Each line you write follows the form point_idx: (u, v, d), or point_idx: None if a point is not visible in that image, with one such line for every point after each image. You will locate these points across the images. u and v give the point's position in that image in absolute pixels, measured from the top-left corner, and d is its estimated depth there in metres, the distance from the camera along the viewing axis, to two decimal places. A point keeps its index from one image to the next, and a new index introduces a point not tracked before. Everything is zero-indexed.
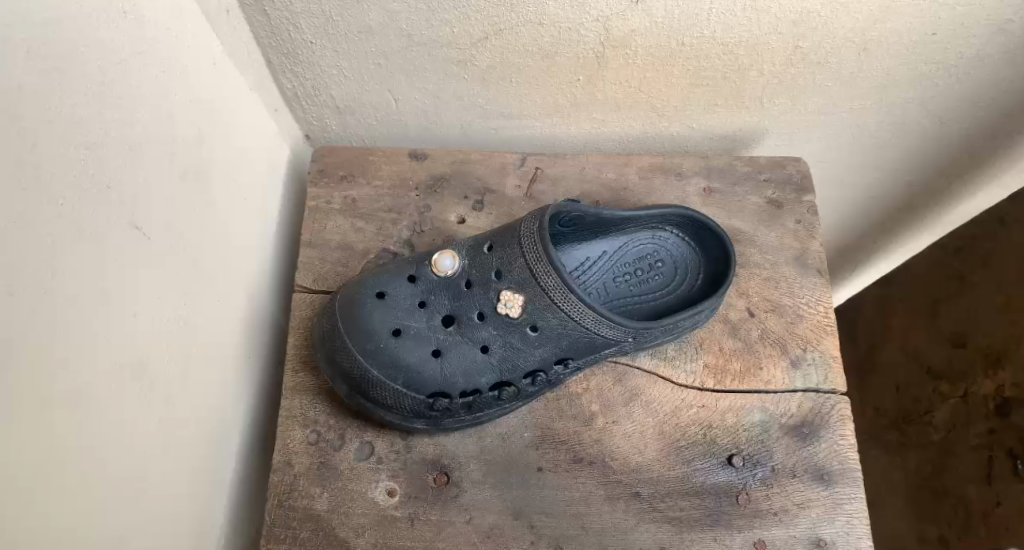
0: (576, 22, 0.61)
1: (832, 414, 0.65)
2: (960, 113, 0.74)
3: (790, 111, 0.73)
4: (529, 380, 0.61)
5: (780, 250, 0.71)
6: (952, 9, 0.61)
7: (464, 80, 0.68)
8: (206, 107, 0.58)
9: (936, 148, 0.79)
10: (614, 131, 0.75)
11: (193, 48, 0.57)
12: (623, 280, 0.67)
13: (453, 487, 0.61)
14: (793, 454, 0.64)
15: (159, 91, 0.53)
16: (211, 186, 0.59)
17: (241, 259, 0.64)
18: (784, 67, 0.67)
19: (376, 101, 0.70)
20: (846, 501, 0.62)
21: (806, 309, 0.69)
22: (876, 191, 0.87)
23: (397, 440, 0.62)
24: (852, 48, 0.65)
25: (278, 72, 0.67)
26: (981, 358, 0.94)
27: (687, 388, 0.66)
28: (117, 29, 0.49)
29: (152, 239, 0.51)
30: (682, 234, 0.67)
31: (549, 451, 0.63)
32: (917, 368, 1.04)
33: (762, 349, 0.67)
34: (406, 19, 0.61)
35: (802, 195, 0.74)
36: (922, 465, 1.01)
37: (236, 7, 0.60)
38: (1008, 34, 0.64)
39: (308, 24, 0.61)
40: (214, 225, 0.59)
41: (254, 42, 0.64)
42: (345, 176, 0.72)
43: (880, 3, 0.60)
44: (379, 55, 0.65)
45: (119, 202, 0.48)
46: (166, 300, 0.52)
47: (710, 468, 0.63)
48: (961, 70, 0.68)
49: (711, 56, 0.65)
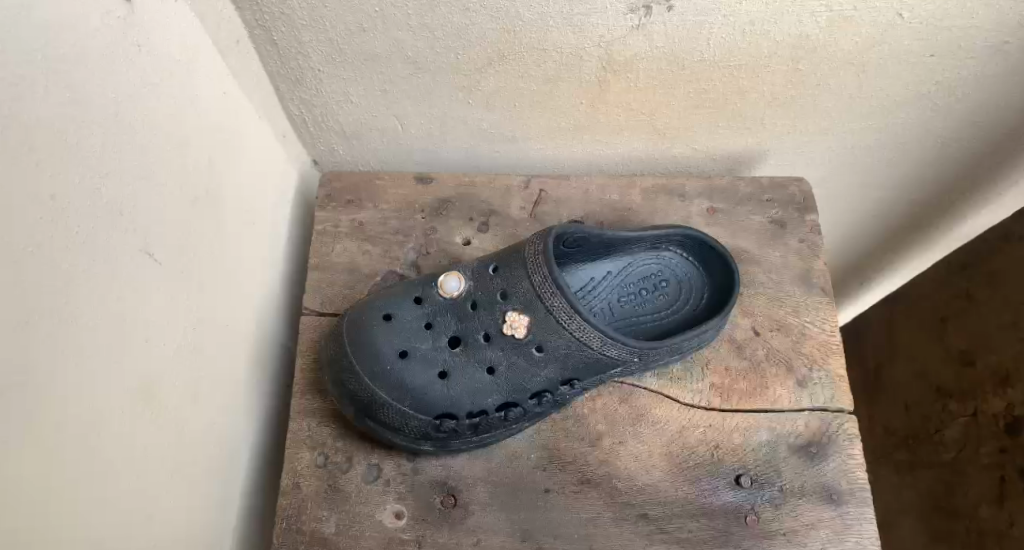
0: (577, 48, 0.62)
1: (839, 433, 0.65)
2: (961, 133, 0.74)
3: (792, 131, 0.73)
4: (535, 401, 0.61)
5: (784, 269, 0.72)
6: (949, 31, 0.62)
7: (469, 105, 0.69)
8: (215, 133, 0.59)
9: (938, 167, 0.79)
10: (616, 153, 0.76)
11: (205, 78, 0.58)
12: (627, 300, 0.67)
13: (460, 509, 0.61)
14: (802, 473, 0.64)
15: (171, 121, 0.54)
16: (222, 211, 0.60)
17: (250, 283, 0.65)
18: (785, 88, 0.67)
19: (381, 126, 0.71)
20: (857, 521, 0.62)
21: (812, 327, 0.69)
22: (882, 207, 0.87)
23: (405, 462, 0.63)
24: (852, 70, 0.66)
25: (286, 99, 0.68)
26: (991, 377, 0.94)
27: (694, 408, 0.66)
28: (132, 61, 0.50)
29: (161, 263, 0.52)
30: (686, 253, 0.67)
31: (556, 472, 0.63)
32: (927, 386, 1.03)
33: (768, 368, 0.67)
34: (411, 48, 0.62)
35: (805, 213, 0.74)
36: (933, 486, 1.00)
37: (246, 38, 0.62)
38: (1007, 55, 0.65)
39: (317, 53, 0.63)
40: (224, 249, 0.60)
41: (262, 72, 0.65)
42: (352, 200, 0.73)
43: (878, 25, 0.61)
44: (384, 82, 0.66)
45: (132, 231, 0.49)
46: (176, 323, 0.53)
47: (718, 489, 0.63)
48: (962, 91, 0.69)
49: (711, 79, 0.66)
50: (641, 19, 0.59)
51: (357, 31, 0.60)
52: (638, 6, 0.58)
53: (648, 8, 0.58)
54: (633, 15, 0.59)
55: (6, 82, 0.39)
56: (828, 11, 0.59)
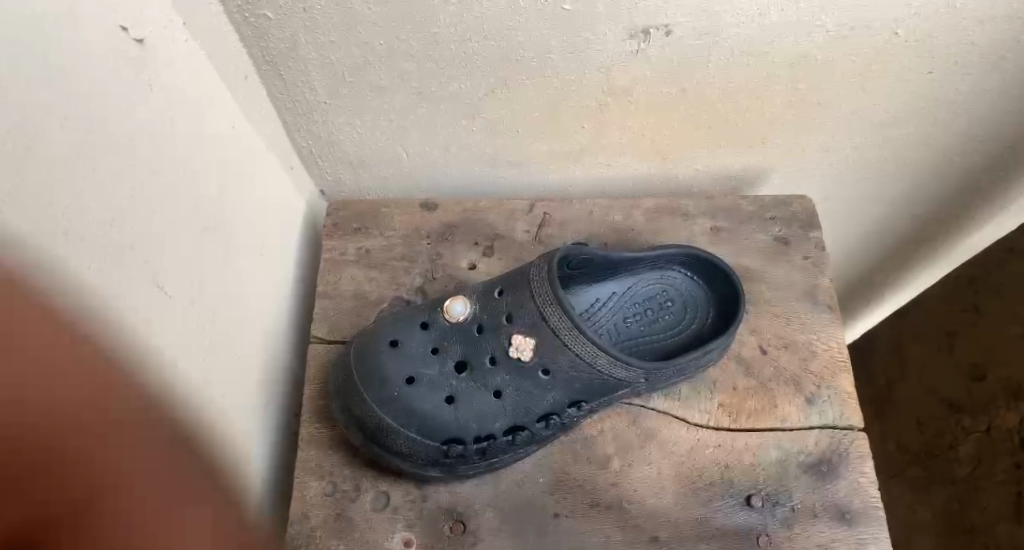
0: (577, 72, 0.63)
1: (851, 450, 0.65)
2: (964, 148, 0.74)
3: (793, 149, 0.74)
4: (542, 424, 0.61)
5: (790, 286, 0.72)
6: (946, 48, 0.62)
7: (473, 132, 0.70)
8: (224, 165, 0.60)
9: (941, 184, 0.80)
10: (620, 175, 0.76)
11: (213, 112, 0.59)
12: (633, 320, 0.67)
13: (469, 535, 0.61)
14: (813, 493, 0.63)
15: (181, 154, 0.55)
16: (230, 242, 0.61)
17: (258, 310, 0.65)
18: (786, 108, 0.68)
19: (386, 154, 0.72)
20: (869, 540, 0.61)
21: (819, 345, 0.69)
22: (886, 223, 0.87)
23: (413, 489, 0.62)
24: (852, 88, 0.66)
25: (292, 131, 0.69)
26: (1000, 391, 0.93)
27: (703, 428, 0.66)
28: (144, 99, 0.51)
29: (172, 296, 0.52)
30: (692, 273, 0.67)
31: (566, 496, 0.63)
32: (934, 402, 1.04)
33: (777, 387, 0.67)
34: (415, 78, 0.63)
35: (809, 230, 0.74)
36: (949, 503, 0.99)
37: (254, 73, 0.63)
38: (1004, 71, 0.65)
39: (322, 84, 0.64)
40: (233, 279, 0.61)
41: (270, 105, 0.66)
42: (358, 227, 0.74)
43: (876, 44, 0.62)
44: (390, 112, 0.67)
45: (144, 265, 0.49)
46: (187, 354, 0.54)
47: (729, 509, 0.62)
48: (960, 107, 0.69)
49: (711, 100, 0.67)
50: (641, 44, 0.60)
51: (362, 63, 0.62)
52: (637, 31, 0.59)
53: (647, 33, 0.59)
54: (633, 40, 0.60)
55: (22, 122, 0.40)
56: (825, 31, 0.60)
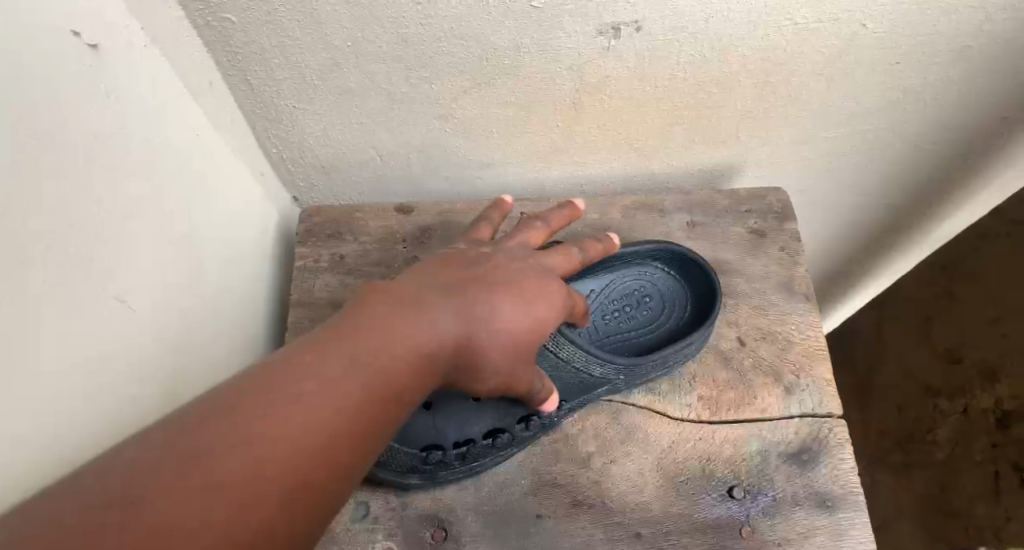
0: (548, 72, 0.63)
1: (830, 438, 0.65)
2: (935, 136, 0.75)
3: (767, 142, 0.74)
4: (523, 426, 0.62)
5: (767, 278, 0.72)
6: (912, 38, 0.63)
7: (445, 134, 0.69)
8: (191, 176, 0.60)
9: (916, 171, 0.80)
10: (597, 173, 0.76)
11: (177, 122, 0.58)
12: (611, 318, 0.67)
13: (451, 541, 0.61)
14: (794, 482, 0.63)
15: (144, 166, 0.54)
16: (198, 254, 0.61)
17: (229, 320, 0.65)
18: (758, 101, 0.68)
19: (360, 159, 0.72)
20: (850, 528, 0.61)
21: (797, 336, 0.70)
22: (863, 212, 0.87)
23: (393, 497, 0.63)
24: (822, 80, 0.66)
25: (262, 137, 0.69)
26: (978, 374, 1.03)
27: (684, 421, 0.66)
28: (102, 115, 0.50)
29: (135, 310, 0.52)
30: (668, 268, 0.68)
31: (547, 497, 0.63)
32: (915, 388, 1.06)
33: (754, 379, 0.68)
34: (385, 80, 0.63)
35: (784, 222, 0.75)
36: (930, 486, 1.02)
37: (219, 80, 0.62)
38: (971, 59, 0.65)
39: (291, 88, 0.63)
40: (202, 290, 0.61)
41: (238, 113, 0.66)
42: (333, 233, 0.74)
43: (844, 36, 0.62)
44: (361, 115, 0.66)
45: (104, 279, 0.49)
46: (151, 366, 0.54)
47: (711, 501, 0.63)
48: (929, 96, 0.69)
49: (683, 96, 0.67)
50: (610, 41, 0.60)
51: (330, 66, 0.61)
52: (606, 29, 0.59)
53: (617, 30, 0.59)
54: (602, 37, 0.60)
55: None
56: (793, 24, 0.60)
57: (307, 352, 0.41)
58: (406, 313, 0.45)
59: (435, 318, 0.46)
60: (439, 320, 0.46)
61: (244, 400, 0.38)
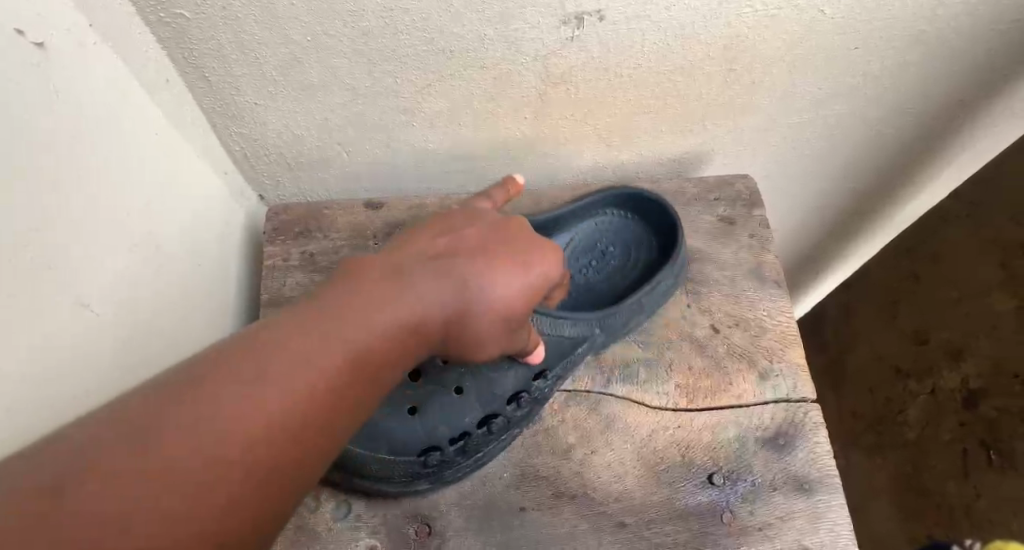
0: (513, 62, 0.62)
1: (806, 422, 0.66)
2: (894, 121, 0.76)
3: (732, 130, 0.74)
4: (513, 405, 0.61)
5: (738, 264, 0.73)
6: (870, 23, 0.64)
7: (412, 128, 0.68)
8: (151, 176, 0.58)
9: (878, 156, 0.81)
10: (566, 164, 0.76)
11: (133, 121, 0.56)
12: (583, 271, 0.72)
13: (436, 537, 0.60)
14: (772, 466, 0.64)
15: (98, 167, 0.52)
16: (160, 255, 0.59)
17: (197, 325, 0.63)
18: (722, 88, 0.69)
19: (325, 155, 0.71)
20: (830, 509, 0.62)
21: (769, 320, 0.70)
22: (827, 198, 0.89)
23: (374, 495, 0.61)
24: (784, 66, 0.67)
25: (223, 135, 0.67)
26: (944, 355, 1.03)
27: (662, 410, 0.66)
28: (55, 113, 0.48)
29: (98, 315, 0.51)
30: (621, 212, 0.73)
31: (530, 489, 0.62)
32: (885, 369, 1.10)
33: (730, 364, 0.68)
34: (349, 74, 0.62)
35: (753, 208, 0.75)
36: (902, 466, 1.06)
37: (176, 78, 0.60)
38: (926, 43, 0.67)
39: (250, 85, 0.62)
40: (166, 293, 0.59)
41: (198, 111, 0.64)
42: (300, 232, 0.72)
43: (804, 22, 0.63)
44: (325, 110, 0.65)
45: (61, 283, 0.47)
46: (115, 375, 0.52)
47: (693, 488, 0.63)
48: (886, 80, 0.71)
49: (649, 84, 0.67)
50: (575, 30, 0.60)
51: (290, 62, 0.60)
52: (570, 18, 0.59)
53: (581, 19, 0.59)
54: (566, 26, 0.60)
55: None
56: (754, 11, 0.61)
57: (293, 328, 0.42)
58: (394, 289, 0.47)
59: (417, 293, 0.47)
60: (423, 294, 0.48)
61: (228, 372, 0.39)
